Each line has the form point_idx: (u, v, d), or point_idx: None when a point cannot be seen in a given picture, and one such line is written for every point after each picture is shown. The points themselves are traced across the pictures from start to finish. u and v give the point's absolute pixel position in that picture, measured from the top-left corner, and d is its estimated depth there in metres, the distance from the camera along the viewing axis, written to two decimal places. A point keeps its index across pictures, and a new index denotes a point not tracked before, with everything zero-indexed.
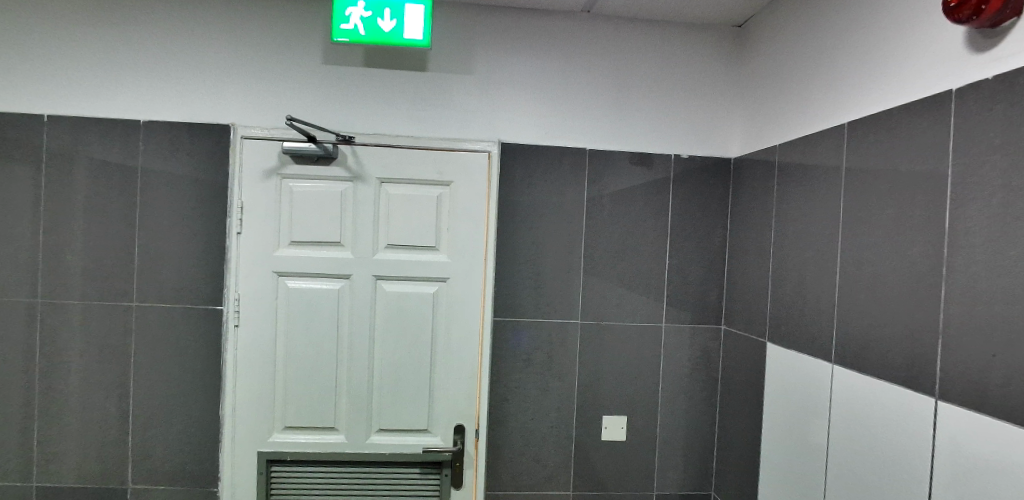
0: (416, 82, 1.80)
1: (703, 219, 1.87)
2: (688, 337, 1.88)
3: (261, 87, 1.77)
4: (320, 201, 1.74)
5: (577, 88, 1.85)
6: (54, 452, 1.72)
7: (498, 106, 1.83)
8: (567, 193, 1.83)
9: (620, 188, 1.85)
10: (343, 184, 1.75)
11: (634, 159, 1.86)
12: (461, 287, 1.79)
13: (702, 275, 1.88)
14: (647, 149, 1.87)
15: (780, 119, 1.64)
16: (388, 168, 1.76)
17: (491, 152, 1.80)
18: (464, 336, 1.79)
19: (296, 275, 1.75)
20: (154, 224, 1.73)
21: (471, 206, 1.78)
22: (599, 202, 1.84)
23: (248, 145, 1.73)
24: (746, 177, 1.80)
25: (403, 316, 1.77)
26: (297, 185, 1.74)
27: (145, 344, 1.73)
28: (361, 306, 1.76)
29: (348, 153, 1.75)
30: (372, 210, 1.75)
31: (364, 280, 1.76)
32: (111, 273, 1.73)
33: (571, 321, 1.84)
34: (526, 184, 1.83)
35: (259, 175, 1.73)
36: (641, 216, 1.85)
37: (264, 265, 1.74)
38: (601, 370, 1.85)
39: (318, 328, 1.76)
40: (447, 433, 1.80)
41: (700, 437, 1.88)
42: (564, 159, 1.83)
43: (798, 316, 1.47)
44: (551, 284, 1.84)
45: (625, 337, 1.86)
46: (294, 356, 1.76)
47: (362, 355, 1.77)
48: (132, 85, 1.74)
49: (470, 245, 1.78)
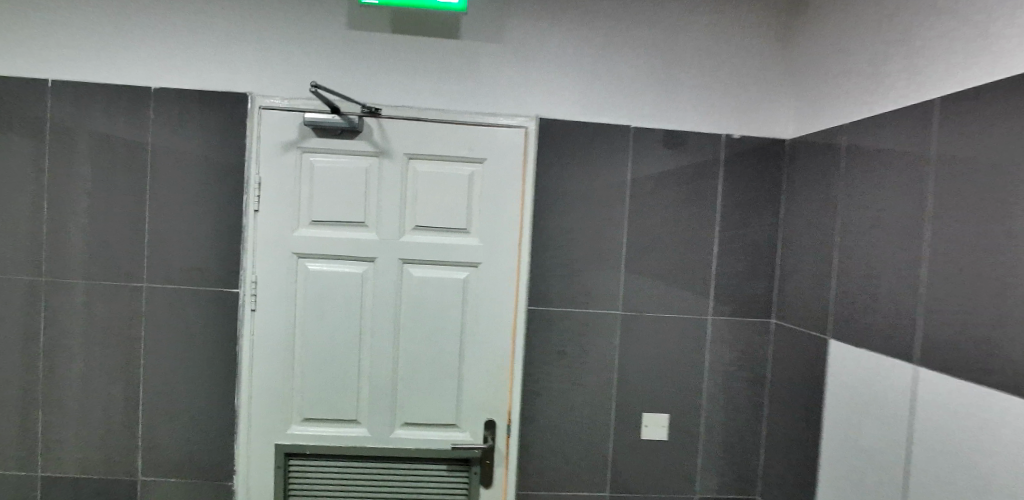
0: (446, 52, 1.66)
1: (752, 205, 1.73)
2: (733, 333, 1.75)
3: (278, 53, 1.64)
4: (342, 178, 1.61)
5: (620, 62, 1.71)
6: (57, 440, 1.62)
7: (534, 79, 1.69)
8: (605, 174, 1.70)
9: (664, 171, 1.71)
10: (368, 160, 1.62)
11: (673, 141, 1.71)
12: (492, 273, 1.66)
13: (750, 266, 1.74)
14: (689, 129, 1.72)
15: (850, 97, 1.48)
16: (416, 144, 1.62)
17: (526, 128, 1.66)
18: (494, 325, 1.68)
19: (316, 257, 1.63)
20: (163, 201, 1.61)
21: (503, 186, 1.64)
22: (641, 184, 1.71)
23: (265, 117, 1.60)
24: (802, 161, 1.66)
25: (429, 302, 1.66)
26: (318, 160, 1.61)
27: (154, 329, 1.62)
28: (384, 292, 1.64)
29: (373, 127, 1.61)
30: (398, 188, 1.62)
31: (388, 264, 1.64)
32: (117, 252, 1.61)
33: (607, 312, 1.72)
34: (562, 164, 1.69)
35: (278, 149, 1.60)
36: (682, 201, 1.72)
37: (282, 246, 1.62)
38: (640, 365, 1.73)
39: (338, 314, 1.64)
40: (476, 428, 1.69)
41: (744, 437, 1.76)
42: (605, 138, 1.69)
43: (867, 312, 1.36)
44: (588, 273, 1.71)
45: (664, 330, 1.74)
46: (313, 344, 1.65)
47: (385, 344, 1.65)
48: (140, 50, 1.61)
49: (502, 230, 1.65)
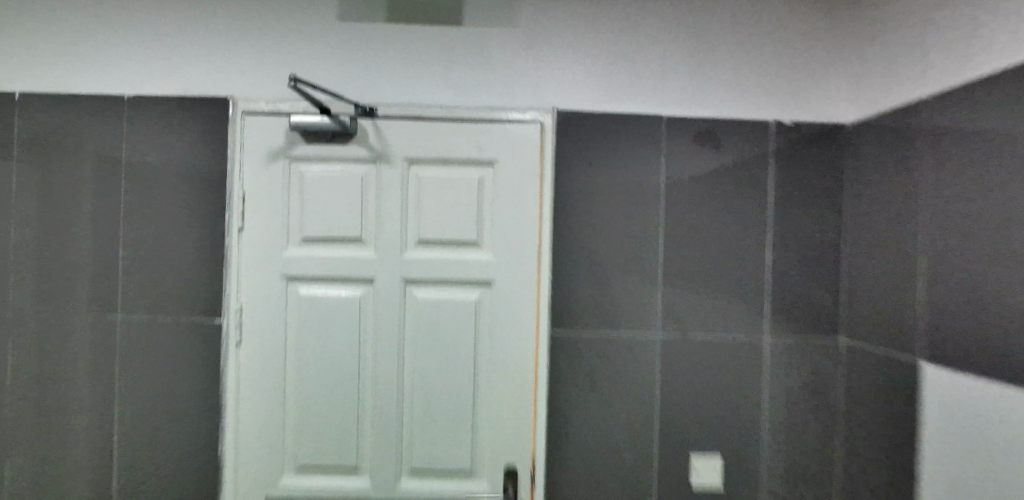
0: (449, 41, 1.47)
1: (812, 204, 1.47)
2: (797, 356, 1.47)
3: (263, 51, 1.46)
4: (336, 189, 1.41)
5: (649, 45, 1.48)
6: (27, 490, 1.44)
7: (550, 68, 1.48)
8: (637, 173, 1.46)
9: (705, 168, 1.47)
10: (364, 167, 1.42)
11: (706, 137, 1.47)
12: (510, 292, 1.44)
13: (812, 276, 1.47)
14: (723, 123, 1.47)
15: (932, 66, 1.22)
16: (419, 146, 1.42)
17: (544, 124, 1.44)
18: (514, 353, 1.44)
19: (309, 280, 1.43)
20: (138, 220, 1.43)
21: (519, 191, 1.43)
22: (680, 184, 1.46)
23: (249, 122, 1.41)
24: (870, 148, 1.39)
25: (438, 328, 1.44)
26: (309, 169, 1.42)
27: (129, 364, 1.44)
28: (386, 318, 1.43)
29: (369, 129, 1.41)
30: (399, 198, 1.42)
31: (390, 285, 1.42)
32: (89, 279, 1.44)
33: (646, 335, 1.47)
34: (586, 163, 1.46)
35: (264, 158, 1.41)
36: (726, 203, 1.46)
37: (270, 268, 1.42)
38: (686, 396, 1.47)
39: (334, 345, 1.43)
40: (495, 475, 1.45)
41: (814, 481, 1.48)
42: (634, 132, 1.47)
43: (978, 329, 1.09)
44: (621, 289, 1.46)
45: (715, 355, 1.47)
46: (306, 380, 1.43)
47: (388, 378, 1.43)
48: (111, 56, 1.45)
49: (520, 242, 1.43)
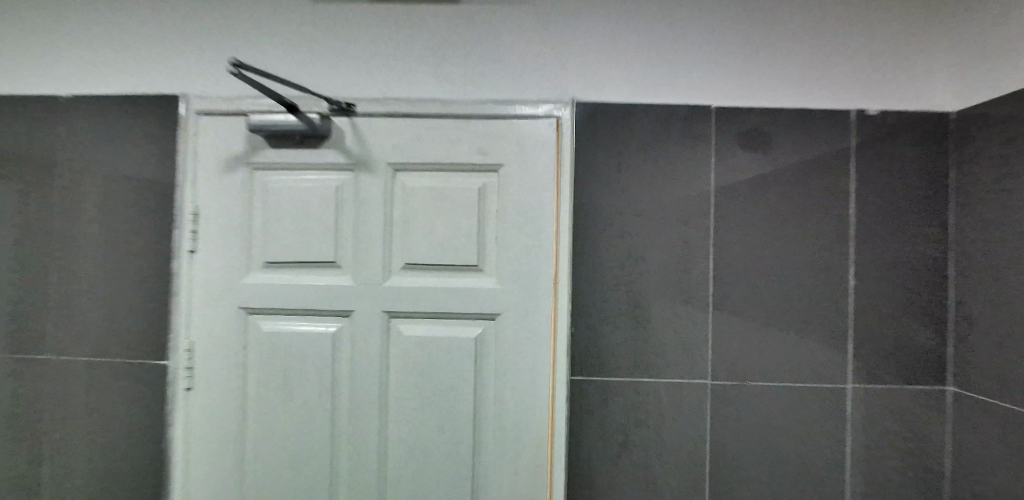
0: (443, 21, 1.18)
1: (907, 214, 1.15)
2: (889, 408, 1.15)
3: (220, 39, 1.20)
4: (306, 202, 1.16)
5: (696, 18, 1.17)
6: None
7: (569, 49, 1.17)
8: (680, 179, 1.16)
9: (768, 170, 1.16)
10: (340, 175, 1.16)
11: (755, 139, 1.15)
12: (519, 328, 1.15)
13: (910, 305, 1.15)
14: (777, 120, 1.16)
15: None
16: (405, 148, 1.15)
17: (559, 118, 1.15)
18: (524, 405, 1.16)
19: (274, 313, 1.17)
20: (73, 242, 1.20)
21: (529, 203, 1.14)
22: (734, 191, 1.16)
23: (203, 124, 1.18)
24: (991, 141, 1.07)
25: (431, 373, 1.16)
26: (274, 179, 1.17)
27: (60, 415, 1.19)
28: (367, 360, 1.16)
29: (345, 129, 1.16)
30: (382, 213, 1.15)
31: (371, 320, 1.16)
32: (15, 313, 1.20)
33: (692, 381, 1.16)
34: (615, 167, 1.16)
35: (221, 167, 1.18)
36: (786, 223, 1.16)
37: (227, 300, 1.17)
38: (744, 459, 1.16)
39: (304, 393, 1.17)
40: None
41: None
42: (677, 128, 1.16)
43: None
44: (659, 325, 1.16)
45: (779, 407, 1.16)
46: (270, 437, 1.17)
47: (370, 435, 1.16)
48: (46, 48, 1.23)
49: (531, 266, 1.15)
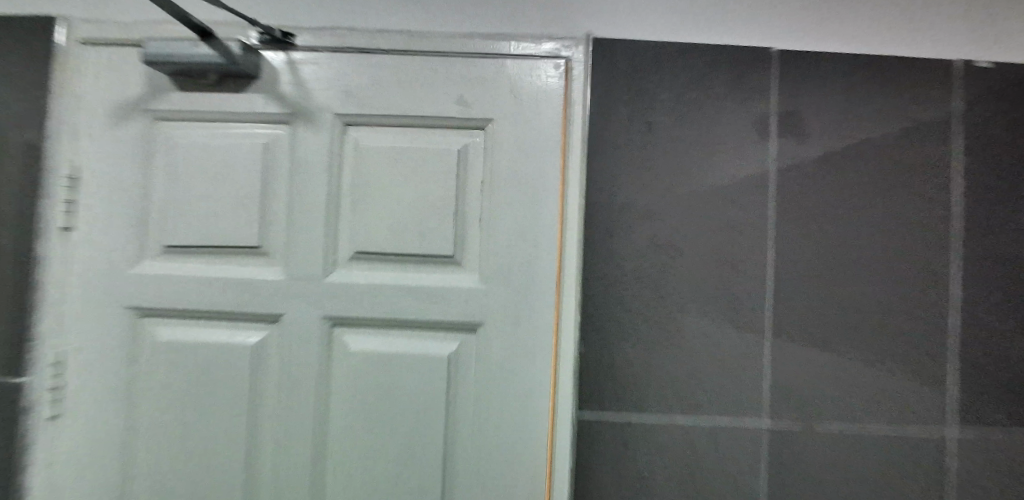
0: None
1: None
2: (1005, 460, 0.86)
3: None
4: (223, 167, 0.85)
5: None
6: None
7: None
8: (733, 147, 0.85)
9: (848, 139, 0.85)
10: (271, 131, 0.86)
11: (805, 114, 0.85)
12: (507, 345, 0.85)
13: None
14: (833, 88, 0.85)
15: None
16: (360, 97, 0.84)
17: (569, 61, 0.84)
18: (512, 449, 0.85)
19: (178, 316, 0.86)
20: None
21: (525, 175, 0.84)
22: (804, 166, 0.85)
23: (83, 57, 0.86)
24: None
25: (386, 404, 0.85)
26: (180, 135, 0.86)
27: None
28: (301, 384, 0.85)
29: (279, 68, 0.85)
30: (326, 183, 0.84)
31: (307, 329, 0.85)
32: None
33: (744, 424, 0.85)
34: (644, 127, 0.84)
35: (107, 117, 0.86)
36: (838, 233, 0.85)
37: (112, 297, 0.86)
38: None
39: (214, 427, 0.85)
40: None
41: None
42: (730, 76, 0.85)
43: None
44: (702, 346, 0.85)
45: (857, 459, 0.86)
46: (167, 485, 0.86)
47: (303, 485, 0.85)
48: None
49: (525, 262, 0.84)
